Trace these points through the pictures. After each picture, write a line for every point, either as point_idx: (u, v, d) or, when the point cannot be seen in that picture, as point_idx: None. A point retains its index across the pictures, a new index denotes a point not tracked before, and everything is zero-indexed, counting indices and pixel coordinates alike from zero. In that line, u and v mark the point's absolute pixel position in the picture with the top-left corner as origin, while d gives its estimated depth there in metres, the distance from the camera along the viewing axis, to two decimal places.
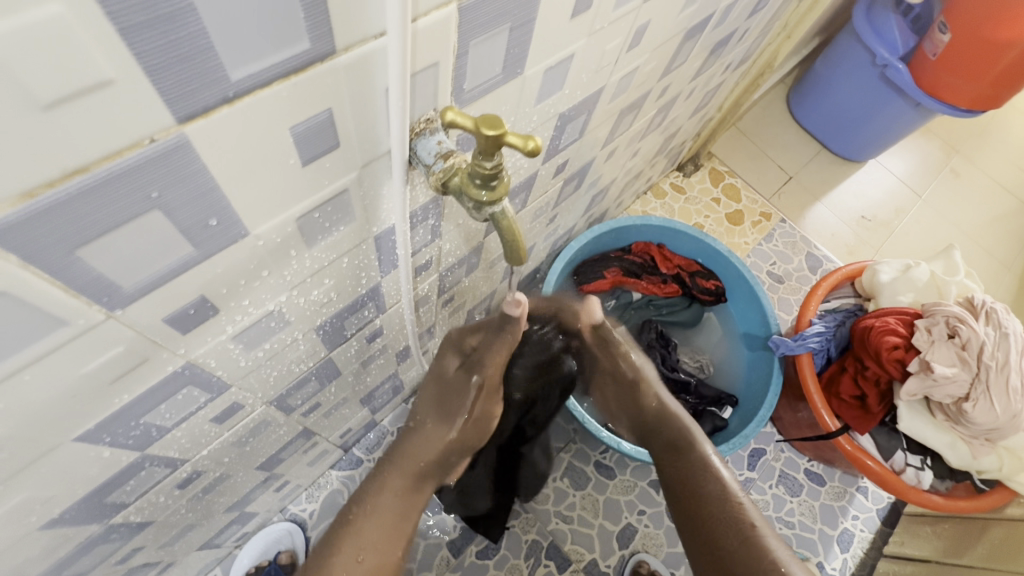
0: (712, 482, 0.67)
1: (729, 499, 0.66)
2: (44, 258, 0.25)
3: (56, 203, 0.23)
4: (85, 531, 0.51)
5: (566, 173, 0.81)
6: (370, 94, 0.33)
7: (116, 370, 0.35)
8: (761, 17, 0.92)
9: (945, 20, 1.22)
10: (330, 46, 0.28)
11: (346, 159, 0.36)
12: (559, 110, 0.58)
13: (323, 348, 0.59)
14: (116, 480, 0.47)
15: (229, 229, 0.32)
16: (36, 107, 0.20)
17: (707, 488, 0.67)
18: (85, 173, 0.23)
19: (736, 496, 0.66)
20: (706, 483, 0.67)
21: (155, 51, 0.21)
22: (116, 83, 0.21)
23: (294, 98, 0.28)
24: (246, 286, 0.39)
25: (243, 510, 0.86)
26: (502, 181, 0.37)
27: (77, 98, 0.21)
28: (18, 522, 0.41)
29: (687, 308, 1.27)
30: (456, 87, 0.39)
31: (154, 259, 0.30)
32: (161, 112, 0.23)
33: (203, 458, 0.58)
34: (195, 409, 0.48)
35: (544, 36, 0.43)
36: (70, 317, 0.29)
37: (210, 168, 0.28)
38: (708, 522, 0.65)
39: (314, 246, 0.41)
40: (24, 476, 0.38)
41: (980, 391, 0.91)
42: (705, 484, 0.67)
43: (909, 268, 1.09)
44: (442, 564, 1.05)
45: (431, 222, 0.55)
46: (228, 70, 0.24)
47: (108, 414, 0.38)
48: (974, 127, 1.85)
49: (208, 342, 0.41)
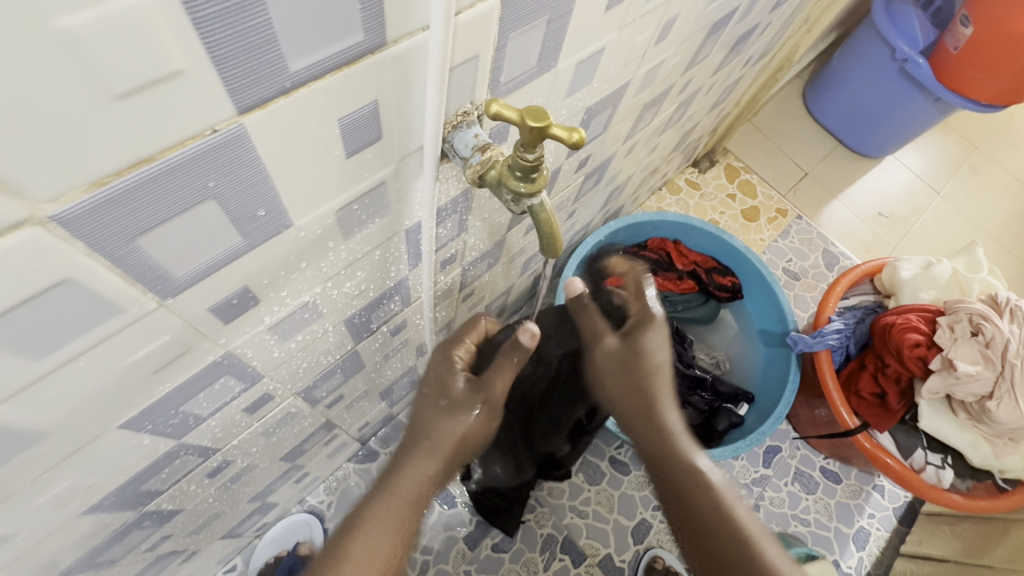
0: (702, 499, 0.59)
1: (723, 515, 0.58)
2: (105, 246, 0.25)
3: (123, 191, 0.24)
4: (122, 517, 0.52)
5: (587, 168, 0.81)
6: (413, 88, 0.33)
7: (161, 359, 0.36)
8: (783, 11, 0.92)
9: (968, 14, 1.20)
10: (381, 38, 0.28)
11: (386, 152, 0.36)
12: (586, 105, 0.58)
13: (349, 340, 0.60)
14: (153, 467, 0.48)
15: (274, 220, 0.33)
16: (112, 96, 0.20)
17: (701, 505, 0.59)
18: (149, 163, 0.24)
19: (732, 511, 0.58)
20: (700, 499, 0.59)
21: (222, 43, 0.22)
22: (185, 74, 0.22)
23: (345, 90, 0.29)
24: (285, 277, 0.39)
25: (265, 500, 0.88)
26: (541, 174, 0.37)
27: (150, 87, 0.21)
28: (64, 506, 0.42)
29: (703, 304, 1.26)
30: (493, 79, 0.39)
31: (206, 248, 0.30)
32: (224, 103, 0.24)
33: (233, 447, 0.58)
34: (230, 399, 0.48)
35: (578, 30, 0.43)
36: (125, 305, 0.29)
37: (263, 159, 0.28)
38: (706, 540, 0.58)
39: (351, 238, 0.41)
40: (70, 463, 0.38)
41: (1004, 390, 0.90)
42: (698, 500, 0.59)
43: (930, 265, 1.08)
44: (458, 556, 1.06)
45: (459, 216, 0.55)
46: (287, 61, 0.25)
47: (150, 403, 0.39)
48: (994, 122, 1.82)
49: (246, 333, 0.41)
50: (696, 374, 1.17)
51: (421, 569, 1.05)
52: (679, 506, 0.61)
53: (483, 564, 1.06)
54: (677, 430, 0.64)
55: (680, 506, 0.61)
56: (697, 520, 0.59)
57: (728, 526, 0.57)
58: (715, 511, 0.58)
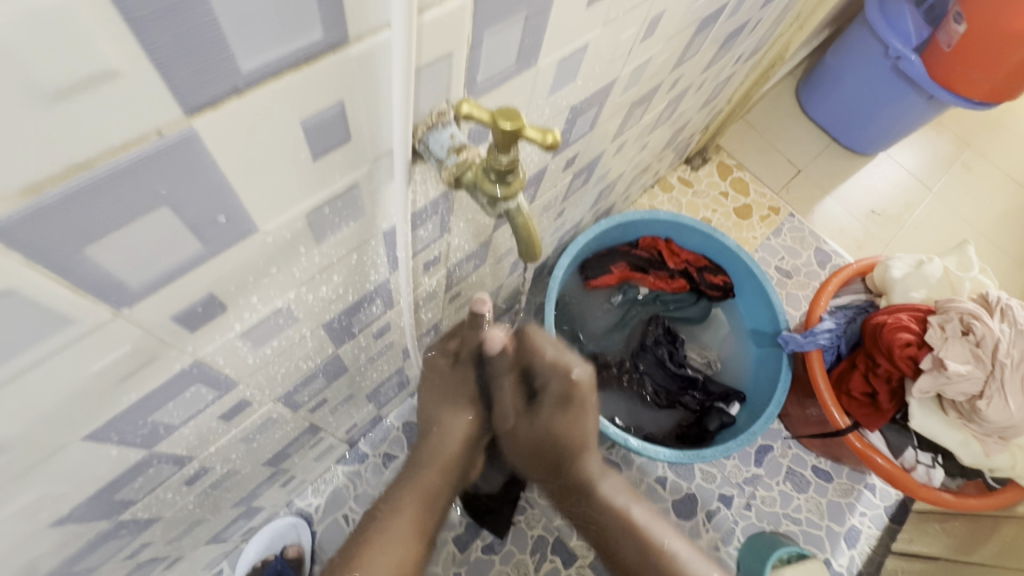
0: (628, 545, 0.67)
1: (648, 554, 0.65)
2: (49, 257, 0.24)
3: (62, 199, 0.22)
4: (94, 528, 0.50)
5: (575, 166, 0.79)
6: (380, 87, 0.31)
7: (124, 369, 0.34)
8: (774, 7, 0.90)
9: (961, 11, 1.19)
10: (343, 36, 0.26)
11: (356, 155, 0.35)
12: (571, 103, 0.56)
13: (330, 344, 0.58)
14: (124, 477, 0.46)
15: (237, 226, 0.32)
16: (41, 98, 0.19)
17: (628, 551, 0.67)
18: (91, 169, 0.22)
19: (657, 547, 0.65)
20: (626, 546, 0.67)
21: (163, 40, 0.20)
22: (123, 74, 0.20)
23: (306, 91, 0.27)
24: (255, 283, 0.38)
25: (251, 505, 0.86)
26: (517, 176, 0.36)
27: (84, 89, 0.20)
28: (30, 519, 0.41)
29: (695, 304, 1.25)
30: (469, 78, 0.38)
31: (163, 256, 0.29)
32: (172, 105, 0.22)
33: (211, 454, 0.57)
34: (204, 406, 0.47)
35: (558, 27, 0.42)
36: (77, 316, 0.28)
37: (219, 163, 0.27)
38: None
39: (324, 242, 0.40)
40: (33, 475, 0.37)
41: (994, 389, 0.89)
42: (623, 549, 0.67)
43: (922, 264, 1.07)
44: (448, 558, 1.05)
45: (441, 217, 0.54)
46: (239, 61, 0.23)
47: (116, 413, 0.38)
48: (986, 120, 1.82)
49: (216, 340, 0.40)
50: (688, 374, 1.17)
51: None
52: (611, 553, 0.69)
53: (473, 566, 1.05)
54: (595, 476, 0.70)
55: (612, 556, 0.69)
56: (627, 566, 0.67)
57: (654, 565, 0.65)
58: (626, 530, 0.67)
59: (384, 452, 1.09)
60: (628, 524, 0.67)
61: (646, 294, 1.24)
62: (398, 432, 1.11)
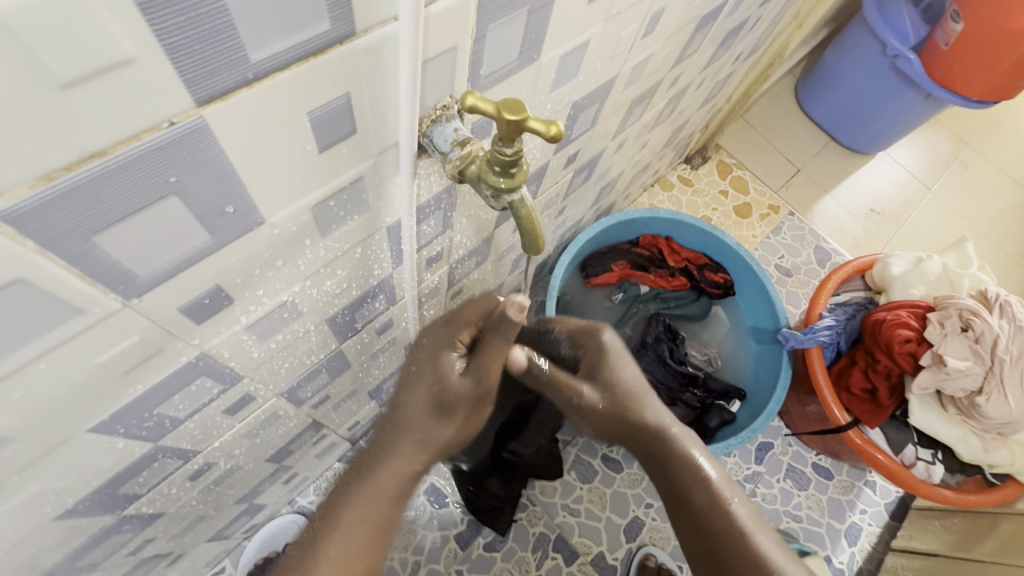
0: (699, 491, 0.58)
1: (718, 506, 0.58)
2: (60, 244, 0.24)
3: (74, 187, 0.23)
4: (99, 522, 0.51)
5: (576, 163, 0.80)
6: (386, 80, 0.32)
7: (131, 360, 0.35)
8: (773, 5, 0.91)
9: (959, 9, 1.20)
10: (350, 28, 0.27)
11: (361, 147, 0.35)
12: (572, 99, 0.57)
13: (333, 339, 0.59)
14: (129, 471, 0.47)
15: (244, 217, 0.32)
16: (54, 86, 0.19)
17: (697, 500, 0.58)
18: (102, 157, 0.23)
19: (726, 501, 0.58)
20: (695, 492, 0.58)
21: (174, 29, 0.21)
22: (135, 63, 0.21)
23: (313, 81, 0.28)
24: (260, 276, 0.38)
25: (253, 502, 0.86)
26: (521, 169, 0.37)
27: (96, 77, 0.20)
28: (36, 511, 0.41)
29: (695, 302, 1.26)
30: (473, 72, 0.39)
31: (171, 246, 0.29)
32: (182, 94, 0.23)
33: (215, 449, 0.57)
34: (208, 401, 0.47)
35: (560, 22, 0.42)
36: (86, 305, 0.28)
37: (228, 153, 0.27)
38: (701, 533, 0.58)
39: (329, 235, 0.41)
40: (40, 467, 0.37)
41: (994, 384, 0.90)
42: (692, 494, 0.58)
43: (921, 261, 1.08)
44: (450, 556, 1.05)
45: (444, 213, 0.54)
46: (247, 50, 0.24)
47: (121, 405, 0.38)
48: (984, 118, 1.83)
49: (222, 333, 0.40)
50: (688, 371, 1.17)
51: (412, 570, 1.04)
52: (672, 502, 0.60)
53: (475, 564, 1.05)
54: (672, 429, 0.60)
55: (676, 501, 0.60)
56: (694, 514, 0.58)
57: (721, 522, 0.57)
58: (712, 508, 0.57)
59: None
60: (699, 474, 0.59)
61: (646, 292, 1.24)
62: None
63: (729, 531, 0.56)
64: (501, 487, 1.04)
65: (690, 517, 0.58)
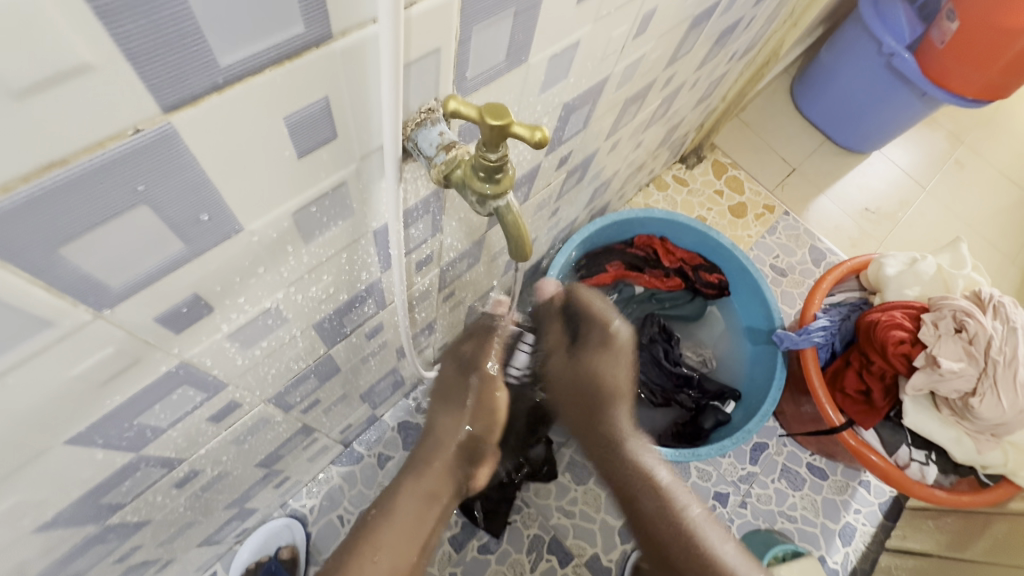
0: (648, 498, 0.65)
1: (669, 512, 0.64)
2: (23, 257, 0.23)
3: (34, 198, 0.22)
4: (81, 532, 0.50)
5: (569, 165, 0.79)
6: (366, 83, 0.31)
7: (108, 371, 0.34)
8: (768, 4, 0.90)
9: (954, 8, 1.19)
10: (325, 31, 0.26)
11: (343, 152, 0.34)
12: (563, 100, 0.56)
13: (321, 345, 0.58)
14: (111, 481, 0.46)
15: (221, 225, 0.31)
16: (7, 93, 0.18)
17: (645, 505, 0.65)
18: (64, 167, 0.22)
19: (676, 509, 0.64)
20: (645, 499, 0.65)
21: (135, 33, 0.20)
22: (95, 69, 0.20)
23: (288, 86, 0.27)
24: (241, 284, 0.37)
25: (244, 506, 0.85)
26: (506, 174, 0.36)
27: (54, 84, 0.19)
28: (15, 522, 0.40)
29: (690, 302, 1.25)
30: (458, 74, 0.38)
31: (144, 256, 0.29)
32: (146, 100, 0.22)
33: (201, 457, 0.56)
34: (192, 409, 0.46)
35: (549, 23, 0.42)
36: (54, 318, 0.27)
37: (200, 161, 0.26)
38: (656, 536, 0.63)
39: (312, 241, 0.40)
40: (14, 479, 0.36)
41: (987, 385, 0.90)
42: (642, 499, 0.66)
43: (915, 261, 1.08)
44: (444, 559, 1.05)
45: (433, 217, 0.54)
46: (217, 55, 0.23)
47: (99, 416, 0.37)
48: (978, 117, 1.83)
49: (203, 341, 0.39)
50: (683, 372, 1.17)
51: None
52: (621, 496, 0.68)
53: (469, 566, 1.05)
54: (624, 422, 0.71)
55: (627, 502, 0.67)
56: (643, 520, 0.65)
57: (674, 527, 0.63)
58: (660, 512, 0.64)
59: (378, 452, 1.09)
60: (654, 482, 0.66)
61: (641, 293, 1.24)
62: (392, 433, 1.10)
63: (681, 535, 0.62)
64: (493, 488, 1.04)
65: (638, 517, 0.65)
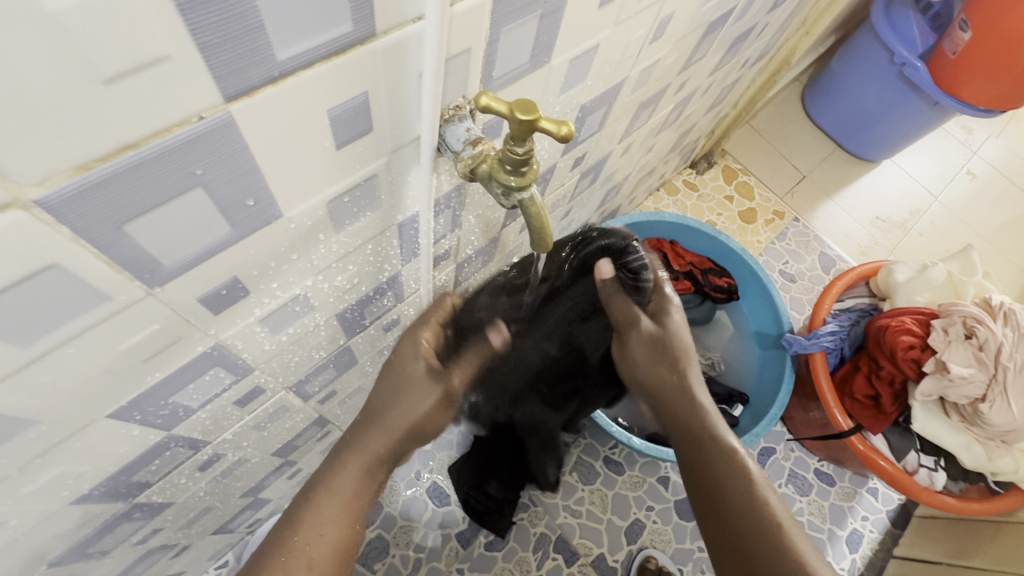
0: (735, 479, 0.61)
1: (752, 494, 0.59)
2: (91, 233, 0.25)
3: (109, 175, 0.24)
4: (111, 509, 0.52)
5: (582, 166, 0.81)
6: (403, 81, 0.33)
7: (151, 348, 0.36)
8: (781, 12, 0.92)
9: (966, 19, 1.20)
10: (370, 29, 0.28)
11: (378, 144, 0.36)
12: (581, 102, 0.58)
13: (342, 335, 0.60)
14: (143, 459, 0.48)
15: (264, 210, 0.33)
16: (96, 80, 0.21)
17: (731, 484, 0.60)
18: (135, 150, 0.24)
19: (760, 490, 0.60)
20: (730, 480, 0.60)
21: (208, 28, 0.22)
22: (172, 60, 0.22)
23: (333, 81, 0.29)
24: (276, 269, 0.39)
25: (258, 496, 0.87)
26: (531, 168, 0.38)
27: (136, 73, 0.21)
28: (54, 494, 0.42)
29: (699, 306, 1.27)
30: (485, 73, 0.40)
31: (194, 238, 0.30)
32: (211, 90, 0.24)
33: (225, 441, 0.59)
34: (220, 391, 0.48)
35: (572, 25, 0.43)
36: (113, 292, 0.29)
37: (251, 148, 0.28)
38: (731, 518, 0.59)
39: (342, 231, 0.42)
40: (57, 452, 0.38)
41: (997, 392, 0.90)
42: (727, 480, 0.61)
43: (925, 268, 1.08)
44: (450, 555, 1.06)
45: (453, 212, 0.56)
46: (275, 50, 0.25)
47: (140, 392, 0.39)
48: (991, 128, 1.83)
49: (236, 324, 0.41)
50: None
51: (413, 567, 1.04)
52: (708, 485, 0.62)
53: (476, 563, 1.06)
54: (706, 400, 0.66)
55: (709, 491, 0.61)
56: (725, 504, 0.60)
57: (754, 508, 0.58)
58: (747, 496, 0.59)
59: None
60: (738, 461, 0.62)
61: None
62: None
63: (759, 516, 0.58)
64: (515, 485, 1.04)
65: (721, 500, 0.60)
